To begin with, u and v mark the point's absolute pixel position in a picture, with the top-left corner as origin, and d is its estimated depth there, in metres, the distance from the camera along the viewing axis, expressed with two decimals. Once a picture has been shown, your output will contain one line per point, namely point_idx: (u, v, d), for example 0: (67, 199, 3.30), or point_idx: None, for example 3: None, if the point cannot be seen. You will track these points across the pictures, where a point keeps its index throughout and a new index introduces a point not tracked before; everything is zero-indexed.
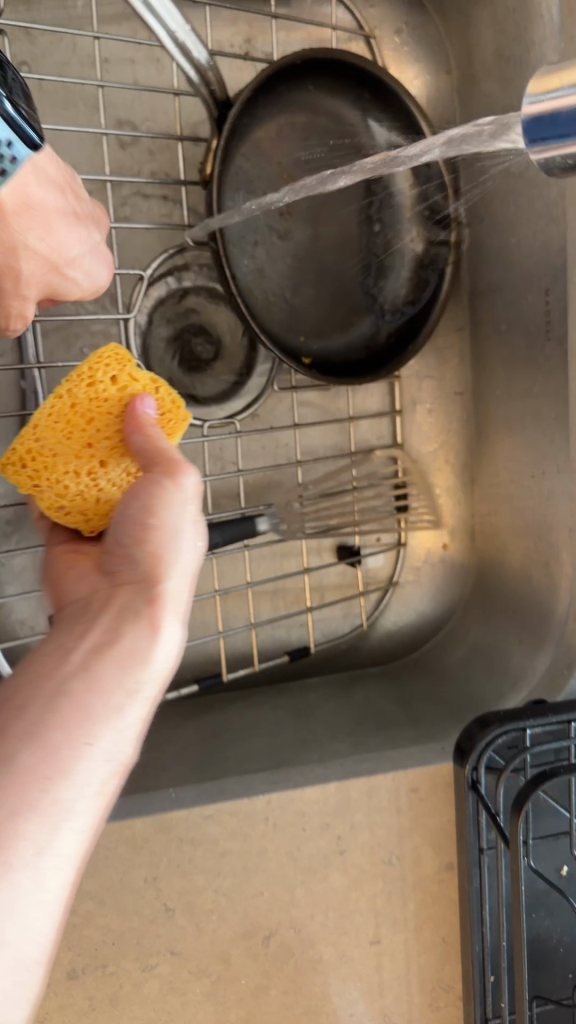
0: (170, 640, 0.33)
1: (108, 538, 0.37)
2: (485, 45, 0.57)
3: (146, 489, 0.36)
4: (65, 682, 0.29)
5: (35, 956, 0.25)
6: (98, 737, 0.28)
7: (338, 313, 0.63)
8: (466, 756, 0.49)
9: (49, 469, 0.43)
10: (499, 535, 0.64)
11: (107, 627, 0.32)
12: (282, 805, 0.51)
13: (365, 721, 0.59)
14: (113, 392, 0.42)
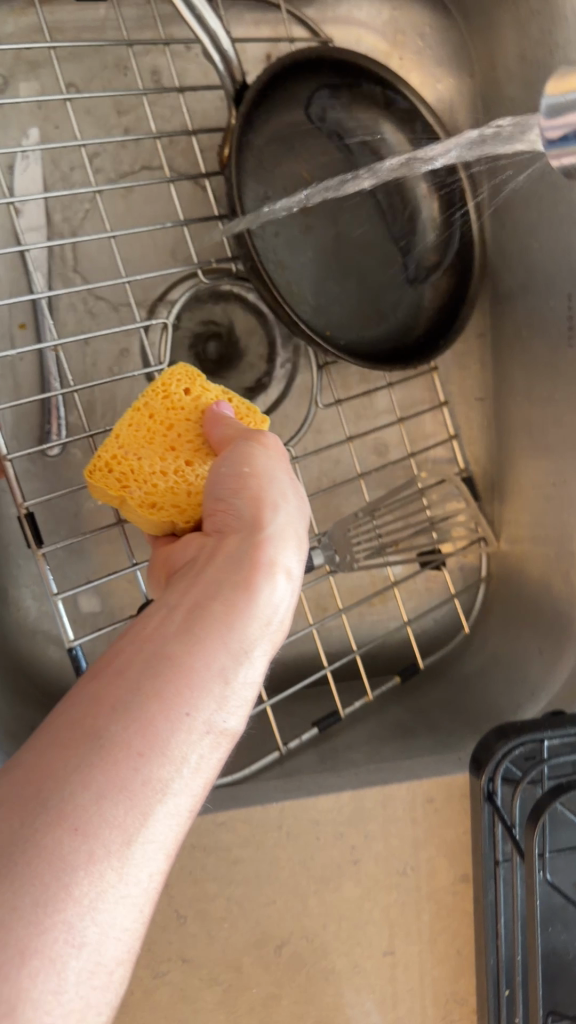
0: (274, 596, 0.34)
1: (206, 504, 0.39)
2: (508, 49, 0.57)
3: (235, 452, 0.39)
4: (167, 639, 0.31)
5: (134, 928, 0.27)
6: (203, 685, 0.30)
7: (362, 310, 0.61)
8: (483, 767, 0.48)
9: (136, 474, 0.44)
10: (519, 543, 0.63)
11: (209, 587, 0.34)
12: (296, 814, 0.51)
13: (382, 730, 0.59)
14: (187, 400, 0.43)
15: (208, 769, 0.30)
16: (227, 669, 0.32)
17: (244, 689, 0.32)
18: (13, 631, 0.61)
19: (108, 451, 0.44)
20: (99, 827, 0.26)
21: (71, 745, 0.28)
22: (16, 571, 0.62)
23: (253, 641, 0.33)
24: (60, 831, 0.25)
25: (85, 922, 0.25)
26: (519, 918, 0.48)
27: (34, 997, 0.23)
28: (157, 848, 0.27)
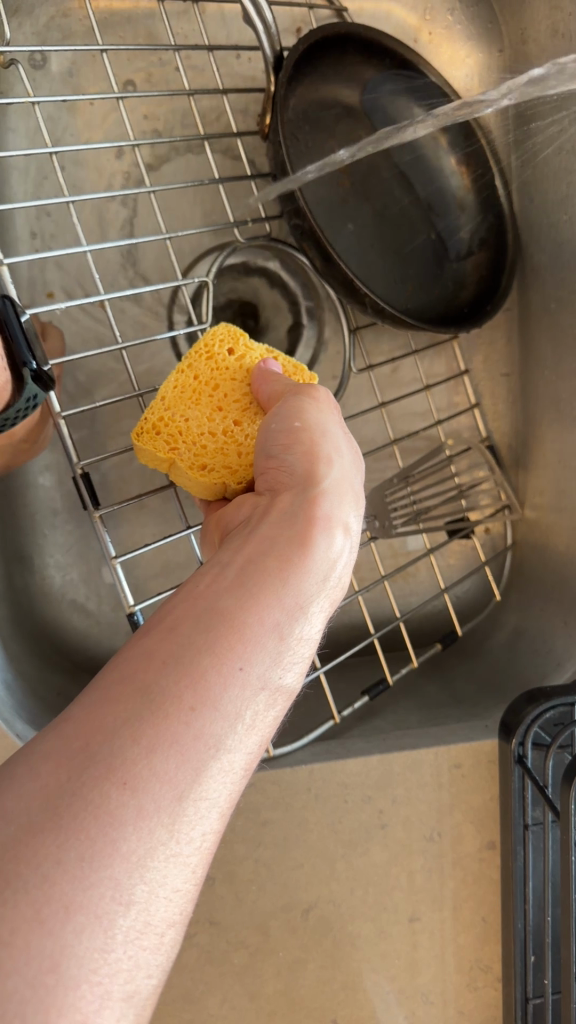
0: (333, 547, 0.34)
1: (258, 462, 0.39)
2: (539, 21, 0.57)
3: (287, 405, 0.39)
4: (221, 593, 0.30)
5: (184, 888, 0.25)
6: (261, 640, 0.29)
7: (405, 281, 0.61)
8: (512, 730, 0.48)
9: (184, 436, 0.45)
10: (544, 518, 0.63)
11: (266, 539, 0.33)
12: (324, 778, 0.51)
13: (408, 701, 0.59)
14: (231, 360, 0.45)
15: (262, 725, 0.29)
16: (284, 620, 0.30)
17: (301, 645, 0.31)
18: (39, 598, 0.62)
19: (158, 414, 0.46)
20: (148, 784, 0.25)
21: (120, 699, 0.26)
22: (41, 540, 0.63)
23: (311, 595, 0.32)
24: (107, 785, 0.24)
25: (133, 880, 0.23)
26: (548, 881, 0.48)
27: (81, 954, 0.22)
28: (210, 804, 0.26)
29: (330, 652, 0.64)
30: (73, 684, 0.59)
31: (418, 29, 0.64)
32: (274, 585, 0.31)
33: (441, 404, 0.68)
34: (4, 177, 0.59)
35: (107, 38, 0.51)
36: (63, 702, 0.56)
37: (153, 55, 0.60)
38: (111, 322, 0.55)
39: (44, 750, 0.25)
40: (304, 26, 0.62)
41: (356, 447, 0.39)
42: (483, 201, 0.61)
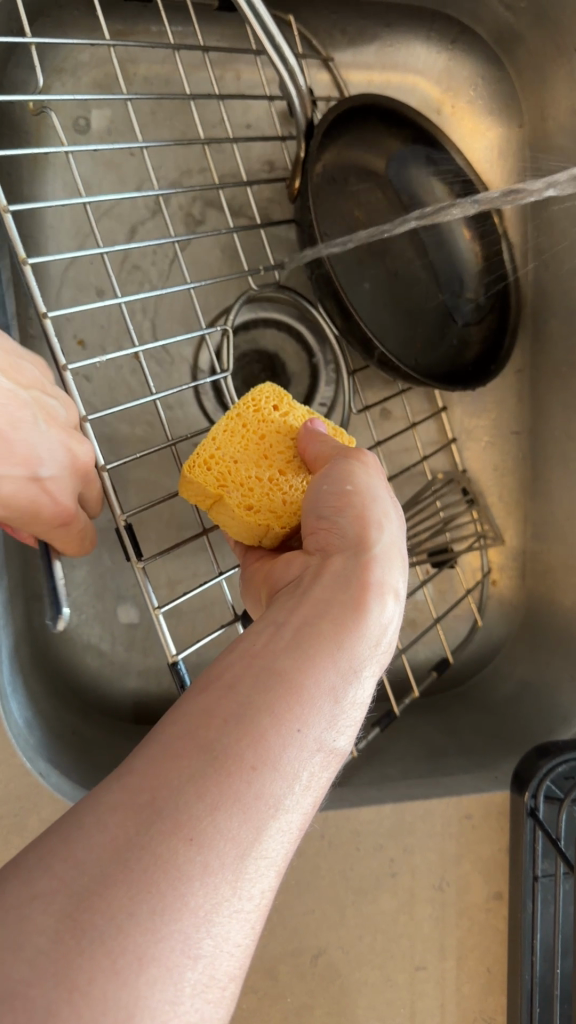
0: (384, 613, 0.35)
1: (307, 521, 0.42)
2: (559, 101, 0.60)
3: (336, 472, 0.42)
4: (278, 656, 0.32)
5: (245, 944, 0.25)
6: (317, 704, 0.30)
7: (414, 339, 0.63)
8: (525, 784, 0.50)
9: (233, 476, 0.47)
10: (553, 574, 0.65)
11: (318, 604, 0.35)
12: (337, 825, 0.52)
13: (416, 749, 0.60)
14: (277, 415, 0.47)
15: (317, 784, 0.30)
16: (337, 686, 0.32)
17: (353, 708, 0.32)
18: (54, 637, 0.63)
19: (205, 451, 0.47)
20: (213, 840, 0.25)
21: (185, 756, 0.27)
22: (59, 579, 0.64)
23: (362, 659, 0.33)
24: (176, 840, 0.25)
25: (200, 934, 0.24)
26: (557, 933, 0.49)
27: (153, 1007, 0.22)
28: (269, 863, 0.26)
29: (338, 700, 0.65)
30: (85, 722, 0.59)
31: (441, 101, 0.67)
32: (329, 648, 0.32)
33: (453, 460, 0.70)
34: (41, 225, 0.61)
35: (137, 91, 0.53)
36: (79, 742, 0.56)
37: (190, 112, 0.63)
38: (144, 374, 0.56)
39: (111, 802, 0.26)
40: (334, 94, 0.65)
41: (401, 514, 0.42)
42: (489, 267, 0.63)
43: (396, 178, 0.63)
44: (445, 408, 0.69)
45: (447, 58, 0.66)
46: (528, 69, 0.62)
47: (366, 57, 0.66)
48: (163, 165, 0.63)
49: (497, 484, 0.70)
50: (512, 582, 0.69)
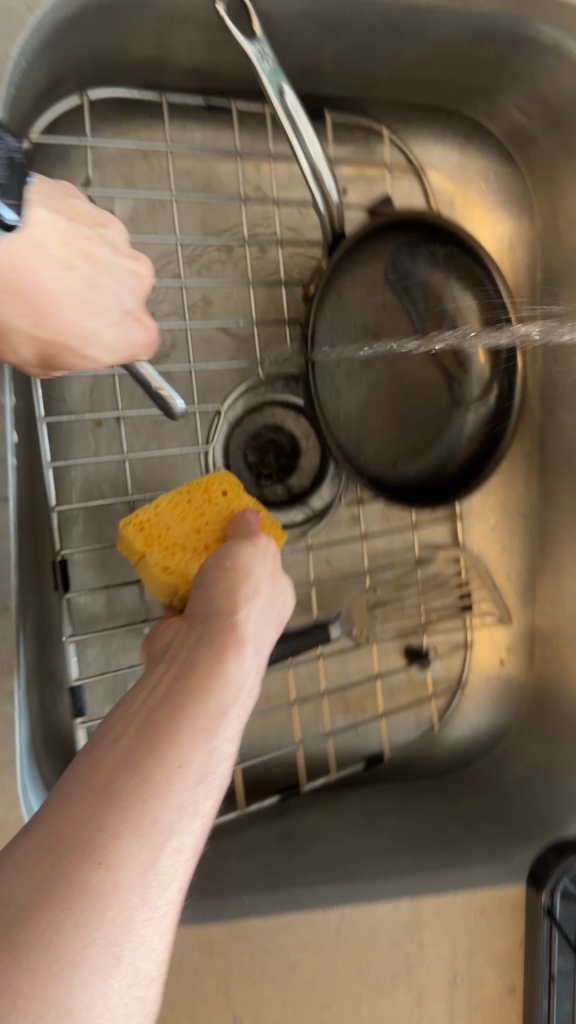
0: (244, 664, 0.36)
1: (193, 595, 0.43)
2: (571, 200, 0.61)
3: (223, 554, 0.45)
4: (157, 703, 0.33)
5: (161, 946, 0.27)
6: (206, 728, 0.32)
7: (404, 447, 0.65)
8: (541, 881, 0.50)
9: (163, 539, 0.53)
10: (562, 658, 0.65)
11: (191, 657, 0.36)
12: (354, 919, 0.52)
13: (427, 834, 0.60)
14: (223, 500, 0.54)
15: (208, 804, 0.31)
16: (215, 715, 0.33)
17: (232, 735, 0.34)
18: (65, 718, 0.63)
19: (146, 518, 0.53)
20: (124, 860, 0.27)
21: (84, 795, 0.29)
22: (71, 658, 0.64)
23: (240, 692, 0.35)
24: (87, 864, 0.26)
25: (121, 941, 0.26)
26: None
27: (87, 1002, 0.25)
28: (174, 871, 0.28)
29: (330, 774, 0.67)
30: None
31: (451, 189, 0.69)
32: (209, 686, 0.34)
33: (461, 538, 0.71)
34: None
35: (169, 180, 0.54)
36: None
37: (209, 200, 0.65)
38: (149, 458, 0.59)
39: (23, 851, 0.27)
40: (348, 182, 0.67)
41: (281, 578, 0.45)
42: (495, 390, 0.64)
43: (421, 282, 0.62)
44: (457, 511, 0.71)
45: (460, 155, 0.68)
46: (540, 166, 0.64)
47: (382, 152, 0.68)
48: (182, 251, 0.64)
49: (502, 566, 0.71)
50: (519, 667, 0.71)
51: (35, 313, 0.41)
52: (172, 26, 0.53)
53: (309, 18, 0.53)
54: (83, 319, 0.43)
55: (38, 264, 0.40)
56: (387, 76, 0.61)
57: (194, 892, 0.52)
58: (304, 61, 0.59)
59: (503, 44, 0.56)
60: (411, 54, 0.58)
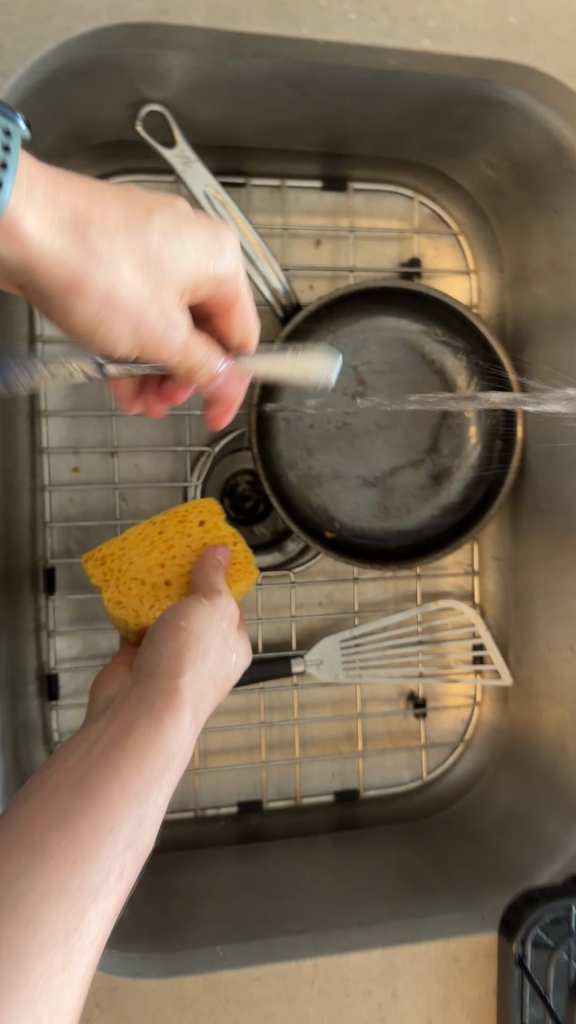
0: (178, 737, 0.39)
1: (138, 672, 0.46)
2: (539, 253, 0.63)
3: (168, 638, 0.48)
4: (89, 767, 0.34)
5: (80, 993, 0.28)
6: (138, 791, 0.34)
7: (383, 507, 0.69)
8: (513, 931, 0.50)
9: (127, 571, 0.58)
10: (536, 703, 0.66)
11: (125, 729, 0.38)
12: (328, 971, 0.52)
13: (403, 882, 0.60)
14: (196, 534, 0.60)
15: (135, 862, 0.32)
16: (148, 780, 0.35)
17: (161, 798, 0.36)
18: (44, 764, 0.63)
19: (112, 549, 0.59)
20: (53, 910, 0.27)
21: (14, 844, 0.29)
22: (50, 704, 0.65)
23: (167, 765, 0.37)
24: (18, 913, 0.27)
25: (45, 972, 0.26)
26: None
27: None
28: (99, 922, 0.29)
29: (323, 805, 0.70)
30: None
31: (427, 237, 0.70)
32: (141, 758, 0.36)
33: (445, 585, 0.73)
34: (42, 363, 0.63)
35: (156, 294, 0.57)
36: None
37: None
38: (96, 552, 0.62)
39: None
40: (325, 232, 0.68)
41: (221, 655, 0.49)
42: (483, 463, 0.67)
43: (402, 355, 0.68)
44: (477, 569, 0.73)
45: (433, 207, 0.69)
46: (509, 220, 0.65)
47: (356, 203, 0.69)
48: None
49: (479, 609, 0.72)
50: (495, 708, 0.72)
51: (139, 284, 0.38)
52: (147, 88, 0.54)
53: (283, 82, 0.54)
54: (219, 268, 0.42)
55: (146, 224, 0.38)
56: (360, 132, 0.62)
57: (168, 944, 0.53)
58: (278, 119, 0.60)
59: (471, 104, 0.57)
60: (382, 112, 0.59)
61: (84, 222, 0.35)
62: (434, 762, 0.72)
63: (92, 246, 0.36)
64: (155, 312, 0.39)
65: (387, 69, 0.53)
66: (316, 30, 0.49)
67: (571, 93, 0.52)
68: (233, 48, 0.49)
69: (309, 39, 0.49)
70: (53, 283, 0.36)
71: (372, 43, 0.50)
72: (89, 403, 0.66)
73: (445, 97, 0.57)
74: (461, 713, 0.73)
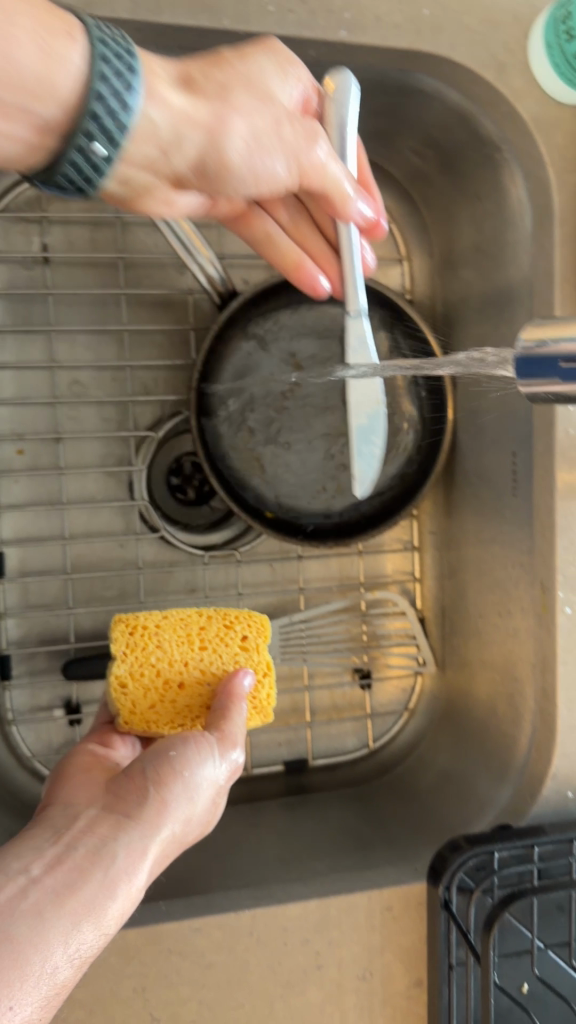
0: (124, 898, 0.37)
1: (134, 767, 0.45)
2: (463, 237, 0.66)
3: (182, 740, 0.45)
4: (14, 913, 0.34)
5: None
6: (42, 968, 0.33)
7: (327, 490, 0.69)
8: (439, 876, 0.53)
9: (146, 654, 0.51)
10: (469, 667, 0.69)
11: (76, 868, 0.37)
12: (266, 921, 0.54)
13: (343, 840, 0.63)
14: (230, 643, 0.52)
15: None
16: (60, 956, 0.34)
17: (73, 966, 0.35)
18: None
19: (146, 625, 0.52)
20: None
21: None
22: None
23: (94, 929, 0.36)
24: None
25: None
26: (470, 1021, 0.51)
27: None
28: None
29: (274, 775, 0.71)
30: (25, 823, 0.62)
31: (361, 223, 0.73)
32: (64, 922, 0.35)
33: (387, 563, 0.75)
34: None
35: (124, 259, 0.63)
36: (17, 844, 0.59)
37: (129, 237, 0.68)
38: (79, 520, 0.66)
39: None
40: None
41: (212, 797, 0.45)
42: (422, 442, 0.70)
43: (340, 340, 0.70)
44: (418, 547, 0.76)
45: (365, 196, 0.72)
46: (437, 206, 0.68)
47: None
48: (102, 286, 0.68)
49: (415, 586, 0.76)
50: (436, 677, 0.74)
51: (260, 104, 0.43)
52: None
53: None
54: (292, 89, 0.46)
55: (218, 91, 0.42)
56: None
57: None
58: None
59: (393, 94, 0.60)
60: None
61: (190, 82, 0.42)
62: (380, 730, 0.74)
63: (202, 90, 0.42)
64: (289, 130, 0.44)
65: (308, 60, 0.55)
66: (236, 23, 0.51)
67: (484, 82, 0.56)
68: (158, 40, 0.52)
69: (230, 31, 0.52)
70: (195, 125, 0.40)
71: (291, 35, 0.52)
72: (33, 389, 0.67)
73: (368, 86, 0.59)
74: (405, 687, 0.75)
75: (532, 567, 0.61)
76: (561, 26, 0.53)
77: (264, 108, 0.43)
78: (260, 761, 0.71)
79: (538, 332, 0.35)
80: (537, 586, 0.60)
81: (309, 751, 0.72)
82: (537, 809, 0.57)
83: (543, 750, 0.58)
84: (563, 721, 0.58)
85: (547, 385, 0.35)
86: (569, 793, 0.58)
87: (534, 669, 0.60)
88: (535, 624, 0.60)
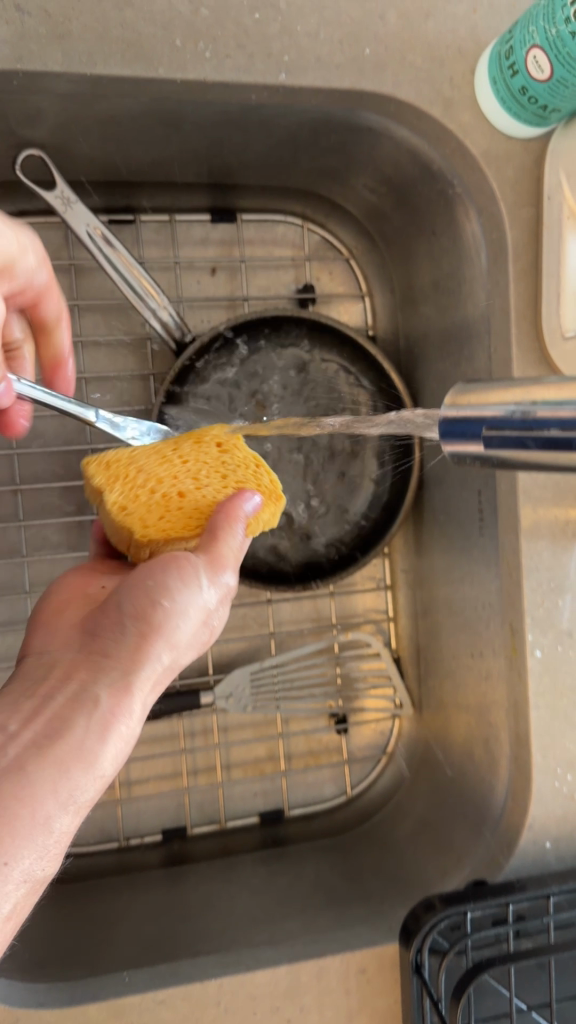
0: (116, 733, 0.35)
1: (106, 612, 0.41)
2: (422, 275, 0.66)
3: (154, 572, 0.42)
4: (6, 763, 0.31)
5: None
6: (45, 811, 0.31)
7: (291, 529, 0.69)
8: (411, 938, 0.51)
9: (129, 480, 0.48)
10: (444, 709, 0.68)
11: (62, 710, 0.34)
12: (233, 989, 0.52)
13: (318, 898, 0.61)
14: (217, 450, 0.49)
15: (21, 891, 0.30)
16: (60, 799, 0.32)
17: (76, 805, 0.33)
18: None
19: (120, 457, 0.48)
20: None
21: None
22: None
23: (93, 764, 0.34)
24: None
25: None
26: None
27: None
28: None
29: (249, 828, 0.69)
30: None
31: (321, 261, 0.72)
32: (61, 762, 0.32)
33: (362, 606, 0.73)
34: None
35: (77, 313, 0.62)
36: None
37: (84, 284, 0.67)
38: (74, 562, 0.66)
39: None
40: (219, 259, 0.69)
41: (201, 621, 0.43)
42: (390, 484, 0.70)
43: (308, 379, 0.69)
44: (391, 587, 0.74)
45: (323, 233, 0.71)
46: (395, 244, 0.68)
47: (248, 231, 0.70)
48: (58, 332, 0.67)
49: (389, 626, 0.74)
50: (412, 721, 0.73)
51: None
52: (20, 130, 0.56)
53: (151, 119, 0.56)
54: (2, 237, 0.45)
55: None
56: (240, 163, 0.63)
57: (76, 973, 0.53)
58: (157, 154, 0.61)
59: (343, 132, 0.59)
60: (256, 141, 0.60)
61: None
62: (357, 777, 0.72)
63: None
64: None
65: (251, 103, 0.54)
66: (172, 70, 0.50)
67: (431, 119, 0.54)
68: (94, 90, 0.51)
69: (164, 80, 0.50)
70: None
71: (229, 80, 0.51)
72: None
73: (316, 126, 0.58)
74: (379, 731, 0.73)
75: (501, 608, 0.59)
76: (505, 61, 0.50)
77: (9, 228, 0.46)
78: (235, 813, 0.70)
79: (458, 396, 0.32)
80: (507, 629, 0.58)
81: (286, 802, 0.71)
82: (514, 862, 0.55)
83: (519, 799, 0.56)
84: (538, 770, 0.56)
85: (470, 452, 0.31)
86: (547, 843, 0.55)
87: (508, 715, 0.59)
88: (506, 669, 0.59)
